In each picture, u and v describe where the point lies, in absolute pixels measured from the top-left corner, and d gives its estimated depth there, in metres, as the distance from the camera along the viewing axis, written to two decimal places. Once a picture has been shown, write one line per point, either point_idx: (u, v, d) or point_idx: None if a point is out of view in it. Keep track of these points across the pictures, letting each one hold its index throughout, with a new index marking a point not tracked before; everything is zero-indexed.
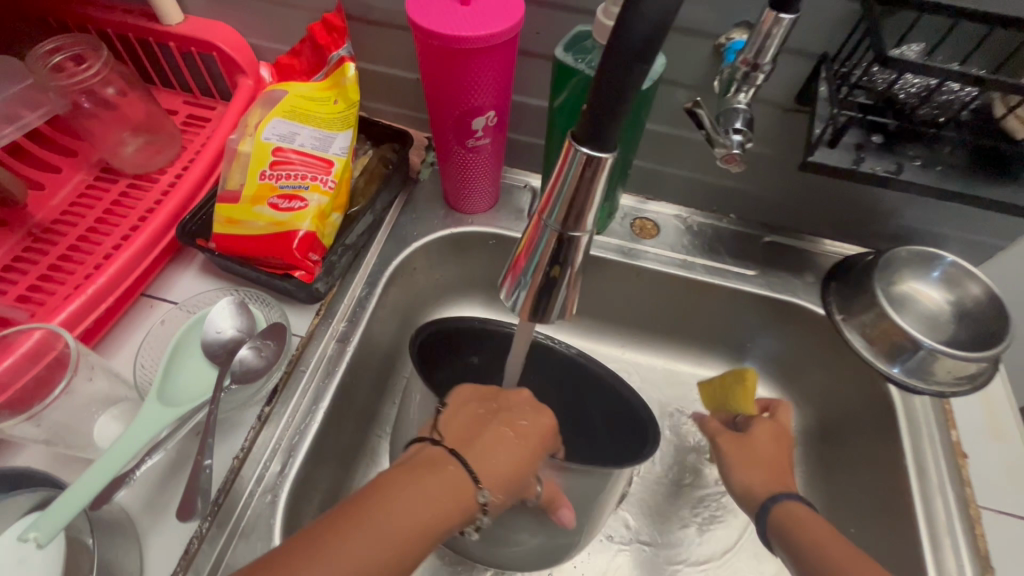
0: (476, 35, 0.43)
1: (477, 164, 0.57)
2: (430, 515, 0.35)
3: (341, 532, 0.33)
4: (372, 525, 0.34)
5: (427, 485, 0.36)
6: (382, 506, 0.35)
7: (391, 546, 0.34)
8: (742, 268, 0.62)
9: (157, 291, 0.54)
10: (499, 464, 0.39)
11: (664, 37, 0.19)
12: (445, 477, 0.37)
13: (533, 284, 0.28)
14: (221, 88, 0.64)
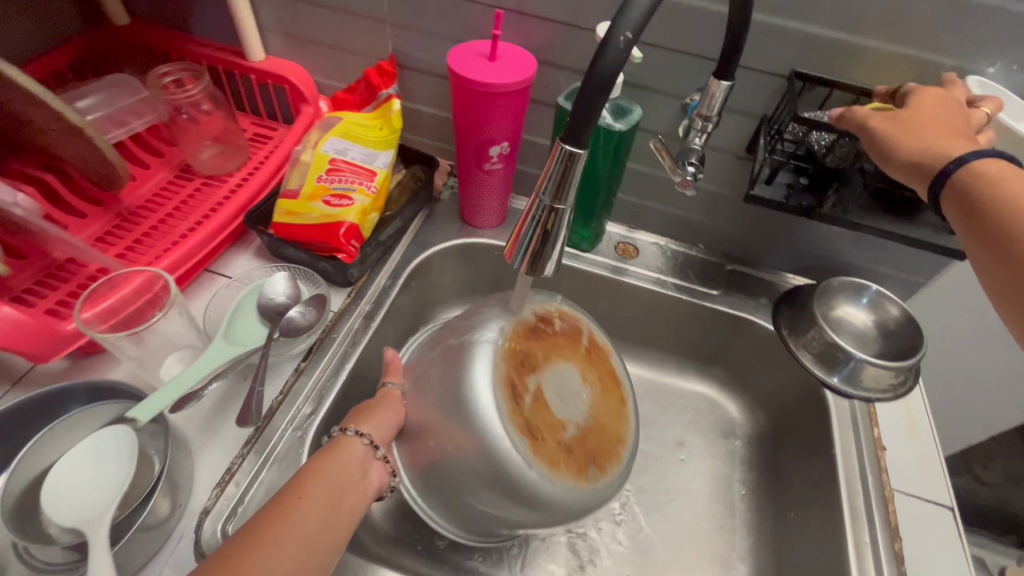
0: (498, 82, 0.56)
1: (490, 185, 0.69)
2: (330, 487, 0.44)
3: (270, 513, 0.40)
4: (291, 502, 0.42)
5: (320, 468, 0.46)
6: (292, 490, 0.43)
7: (312, 506, 0.42)
8: (707, 288, 0.74)
9: (218, 268, 0.65)
10: (363, 417, 0.52)
11: (618, 78, 0.31)
12: (330, 463, 0.47)
13: (531, 243, 0.40)
14: (285, 114, 0.78)
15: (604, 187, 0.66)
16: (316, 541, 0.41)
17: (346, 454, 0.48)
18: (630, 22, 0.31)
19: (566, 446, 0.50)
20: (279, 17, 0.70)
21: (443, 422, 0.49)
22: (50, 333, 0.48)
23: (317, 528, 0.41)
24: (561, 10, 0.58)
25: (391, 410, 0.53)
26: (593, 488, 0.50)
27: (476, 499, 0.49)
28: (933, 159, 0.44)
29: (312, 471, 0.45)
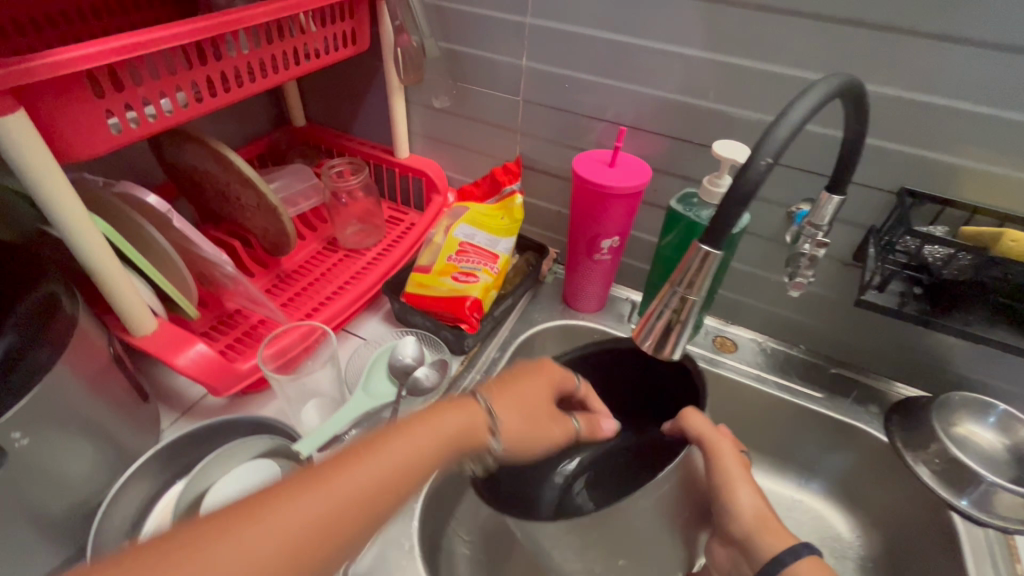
0: (617, 185, 0.64)
1: (596, 272, 0.75)
2: (448, 437, 0.44)
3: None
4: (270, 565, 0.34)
5: (393, 459, 0.41)
6: (304, 515, 0.36)
7: (336, 552, 0.37)
8: (809, 388, 0.72)
9: (352, 328, 0.73)
10: (502, 396, 0.51)
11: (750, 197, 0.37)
12: (389, 458, 0.41)
13: (659, 326, 0.45)
14: (416, 201, 0.90)
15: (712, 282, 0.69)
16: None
17: (455, 417, 0.46)
18: (770, 149, 0.36)
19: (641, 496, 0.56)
20: (426, 124, 0.84)
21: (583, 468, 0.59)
22: (231, 370, 0.57)
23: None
24: (676, 127, 0.67)
25: (526, 390, 0.53)
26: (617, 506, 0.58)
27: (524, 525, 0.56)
28: (332, 510, 0.37)
29: (322, 481, 0.38)
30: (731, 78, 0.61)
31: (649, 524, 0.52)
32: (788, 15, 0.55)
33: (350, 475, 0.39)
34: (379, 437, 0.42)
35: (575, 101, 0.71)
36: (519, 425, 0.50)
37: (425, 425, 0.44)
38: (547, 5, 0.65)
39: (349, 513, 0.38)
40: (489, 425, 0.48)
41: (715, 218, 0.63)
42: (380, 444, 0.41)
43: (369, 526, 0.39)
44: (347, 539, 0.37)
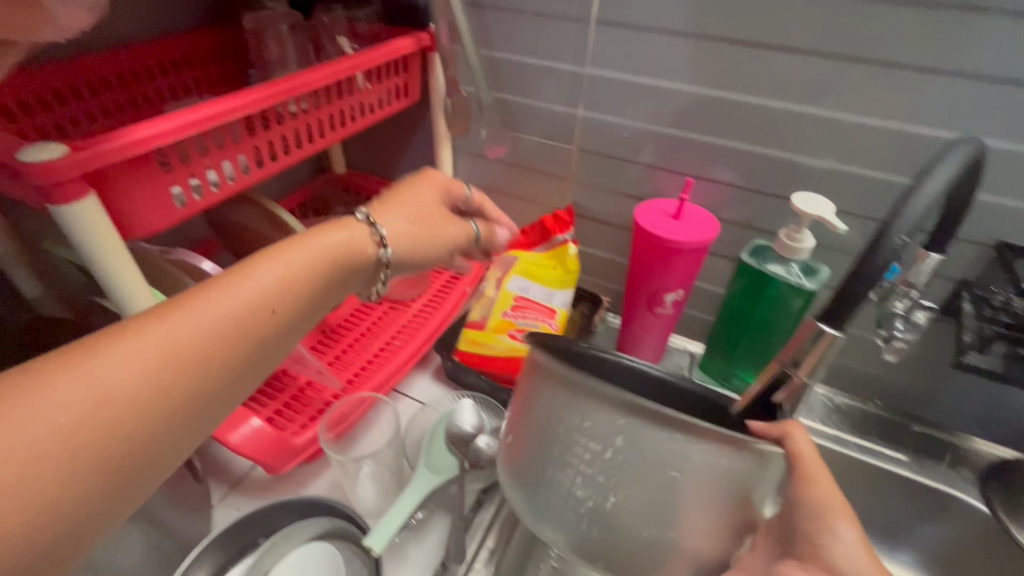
0: (685, 240, 0.61)
1: (656, 325, 0.71)
2: (320, 260, 0.40)
3: (120, 460, 0.30)
4: (163, 415, 0.31)
5: (281, 290, 0.37)
6: (201, 360, 0.33)
7: (211, 408, 0.34)
8: (894, 451, 0.67)
9: (402, 388, 0.69)
10: (393, 202, 0.47)
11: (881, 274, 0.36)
12: (314, 257, 0.40)
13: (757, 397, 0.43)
14: (460, 248, 0.88)
15: (784, 337, 0.65)
16: (111, 504, 0.30)
17: (343, 229, 0.42)
18: (904, 225, 0.35)
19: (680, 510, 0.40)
20: (473, 171, 0.82)
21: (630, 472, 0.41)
22: (287, 447, 0.53)
23: (169, 457, 0.33)
24: (744, 176, 0.64)
25: (418, 196, 0.49)
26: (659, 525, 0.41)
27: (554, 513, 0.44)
28: (186, 338, 0.32)
29: (219, 303, 0.34)
30: (805, 127, 0.58)
31: (691, 494, 0.39)
32: (872, 64, 0.52)
33: (199, 308, 0.33)
34: (277, 255, 0.38)
35: (634, 149, 0.68)
36: (407, 225, 0.46)
37: (297, 245, 0.39)
38: (605, 55, 0.63)
39: (199, 356, 0.33)
40: (380, 239, 0.44)
41: (791, 273, 0.60)
42: (285, 259, 0.38)
43: (263, 342, 0.36)
44: (221, 370, 0.34)
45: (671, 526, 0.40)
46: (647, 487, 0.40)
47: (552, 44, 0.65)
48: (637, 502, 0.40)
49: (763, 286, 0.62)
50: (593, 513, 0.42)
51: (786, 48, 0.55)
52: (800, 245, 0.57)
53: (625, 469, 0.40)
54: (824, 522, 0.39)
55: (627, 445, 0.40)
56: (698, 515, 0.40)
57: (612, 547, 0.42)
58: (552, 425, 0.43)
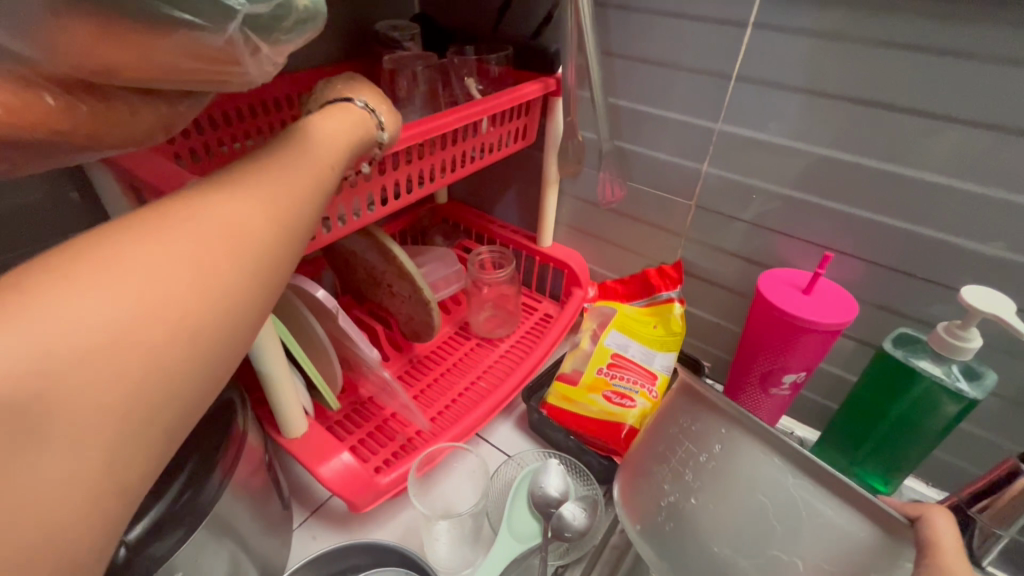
0: (818, 319, 0.54)
1: (764, 404, 0.65)
2: (343, 143, 0.35)
3: (51, 417, 0.18)
4: (125, 346, 0.20)
5: (284, 189, 0.28)
6: (171, 262, 0.22)
7: (207, 341, 0.22)
8: None
9: (484, 432, 0.67)
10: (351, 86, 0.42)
11: None
12: (300, 154, 0.31)
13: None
14: (553, 291, 0.86)
15: (924, 444, 0.56)
16: (69, 506, 0.18)
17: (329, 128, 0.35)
18: None
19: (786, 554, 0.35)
20: (576, 215, 0.80)
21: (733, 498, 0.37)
22: (372, 485, 0.52)
23: (157, 422, 0.21)
24: (892, 255, 0.57)
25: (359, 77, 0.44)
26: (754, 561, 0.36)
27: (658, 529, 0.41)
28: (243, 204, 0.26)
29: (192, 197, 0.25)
30: (979, 210, 0.51)
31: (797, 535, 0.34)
32: None
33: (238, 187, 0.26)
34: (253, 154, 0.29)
35: (761, 212, 0.63)
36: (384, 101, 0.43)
37: (313, 128, 0.34)
38: (743, 112, 0.59)
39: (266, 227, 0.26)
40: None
41: (945, 373, 0.52)
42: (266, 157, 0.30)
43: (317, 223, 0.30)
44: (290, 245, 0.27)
45: (767, 564, 0.35)
46: (734, 507, 0.37)
47: (684, 97, 0.62)
48: (721, 519, 0.37)
49: (904, 384, 0.54)
50: (671, 508, 0.40)
51: (967, 122, 0.48)
52: (965, 344, 0.50)
53: (719, 479, 0.38)
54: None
55: (724, 454, 0.38)
56: (808, 557, 0.34)
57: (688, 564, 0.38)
58: (665, 428, 0.42)
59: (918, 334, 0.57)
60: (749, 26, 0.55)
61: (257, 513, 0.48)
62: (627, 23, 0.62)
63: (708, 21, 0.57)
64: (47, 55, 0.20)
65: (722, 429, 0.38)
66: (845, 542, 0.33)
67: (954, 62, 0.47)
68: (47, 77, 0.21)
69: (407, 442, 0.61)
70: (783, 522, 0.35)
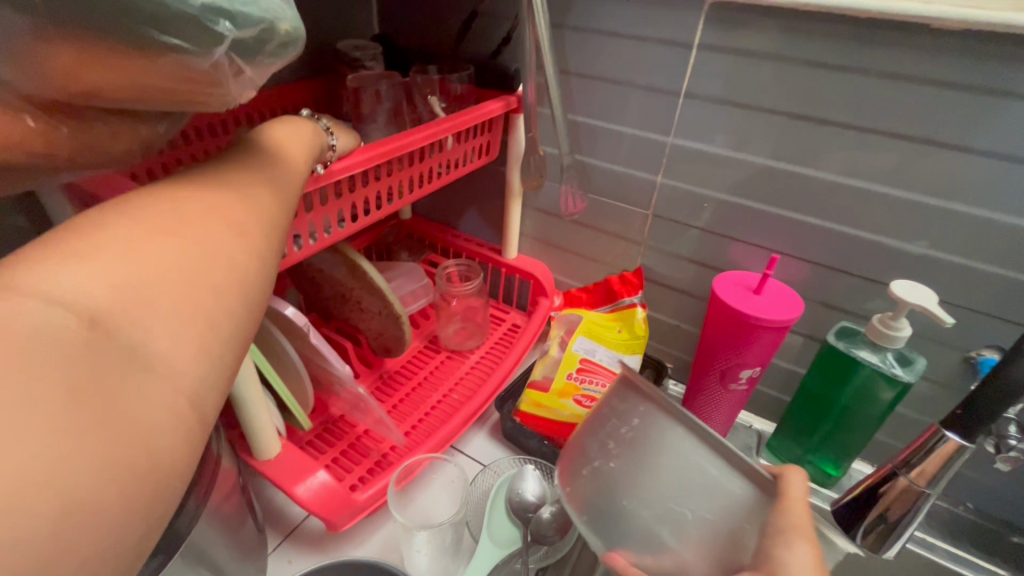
0: (768, 316, 0.59)
1: (725, 400, 0.68)
2: (302, 145, 0.42)
3: (144, 347, 0.23)
4: (185, 290, 0.25)
5: (265, 182, 0.35)
6: (212, 240, 0.28)
7: (244, 301, 0.28)
8: (992, 565, 0.61)
9: (459, 444, 0.67)
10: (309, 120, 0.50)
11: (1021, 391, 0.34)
12: (282, 164, 0.38)
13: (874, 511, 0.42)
14: (520, 302, 0.88)
15: (864, 427, 0.61)
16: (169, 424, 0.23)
17: (304, 147, 0.42)
18: None
19: (683, 512, 0.34)
20: (539, 227, 0.82)
21: (641, 461, 0.36)
22: (350, 502, 0.52)
23: (218, 368, 0.26)
24: (830, 256, 0.62)
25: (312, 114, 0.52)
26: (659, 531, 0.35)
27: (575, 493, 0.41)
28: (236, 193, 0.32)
29: (210, 195, 0.31)
30: (902, 212, 0.56)
31: (699, 503, 0.34)
32: (981, 156, 0.51)
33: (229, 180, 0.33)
34: (246, 160, 0.35)
35: (713, 219, 0.67)
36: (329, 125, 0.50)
37: (273, 134, 0.40)
38: (692, 126, 0.64)
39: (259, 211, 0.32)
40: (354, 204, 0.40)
41: (883, 360, 0.57)
42: (260, 163, 0.36)
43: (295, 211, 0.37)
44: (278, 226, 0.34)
45: (666, 520, 0.35)
46: (646, 470, 0.36)
47: (637, 113, 0.66)
48: (636, 478, 0.36)
49: (846, 372, 0.59)
50: (589, 473, 0.39)
51: (887, 133, 0.54)
52: (896, 333, 0.55)
53: (635, 442, 0.37)
54: (783, 538, 0.31)
55: (640, 421, 0.37)
56: (698, 514, 0.34)
57: (600, 526, 0.38)
58: (598, 406, 0.41)
59: (858, 327, 0.62)
60: (694, 47, 0.59)
61: (230, 539, 0.46)
62: (582, 44, 0.65)
63: (656, 42, 0.61)
64: (33, 75, 0.21)
65: (644, 401, 0.37)
66: (727, 502, 0.33)
67: (873, 80, 0.52)
68: (25, 99, 0.21)
69: (383, 458, 0.61)
70: (682, 480, 0.34)
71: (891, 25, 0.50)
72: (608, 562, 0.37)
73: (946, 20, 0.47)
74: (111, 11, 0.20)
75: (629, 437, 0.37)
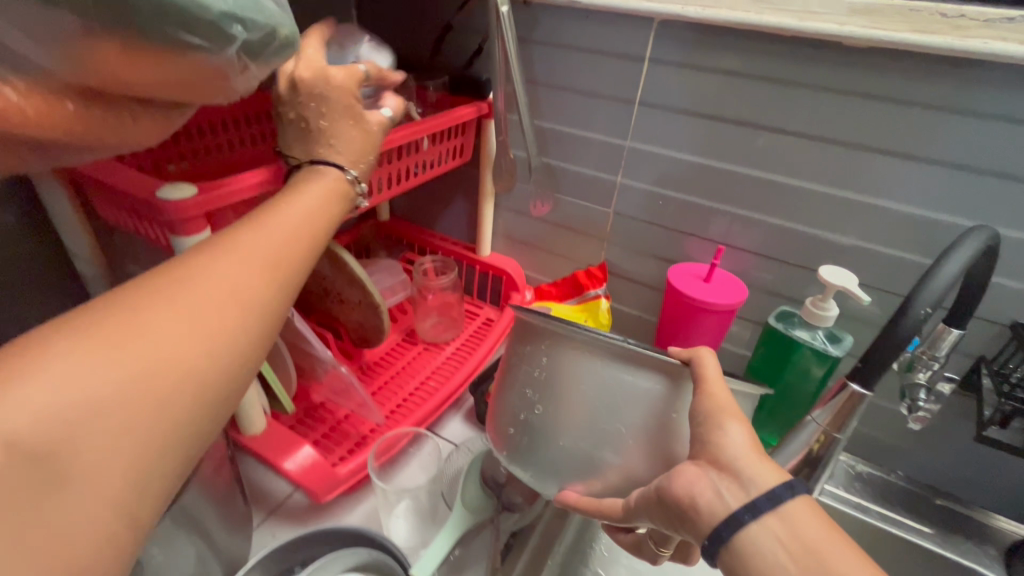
0: (715, 301, 0.65)
1: None
2: (301, 213, 0.42)
3: (74, 465, 0.25)
4: (126, 413, 0.27)
5: (245, 270, 0.35)
6: (166, 333, 0.30)
7: (187, 416, 0.29)
8: (918, 522, 0.67)
9: (436, 427, 0.72)
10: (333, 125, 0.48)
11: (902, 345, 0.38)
12: (273, 242, 0.38)
13: (800, 452, 0.46)
14: (494, 298, 0.93)
15: (803, 392, 0.67)
16: (94, 534, 0.25)
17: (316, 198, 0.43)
18: (928, 300, 0.37)
19: (610, 424, 0.43)
20: (511, 227, 0.88)
21: (565, 396, 0.44)
22: (332, 476, 0.55)
23: (147, 481, 0.28)
24: (771, 247, 0.69)
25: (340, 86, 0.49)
26: (600, 444, 0.43)
27: (521, 445, 0.47)
28: (213, 289, 0.33)
29: (183, 286, 0.32)
30: (830, 206, 0.64)
31: (623, 411, 0.42)
32: (891, 154, 0.58)
33: (208, 271, 0.34)
34: (233, 238, 0.37)
35: (668, 216, 0.74)
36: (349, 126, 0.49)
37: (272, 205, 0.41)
38: (647, 132, 0.70)
39: (230, 308, 0.33)
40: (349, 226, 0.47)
41: (816, 338, 0.63)
42: (246, 242, 0.37)
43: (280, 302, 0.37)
44: (250, 322, 0.34)
45: (602, 441, 0.43)
46: (566, 402, 0.44)
47: (598, 119, 0.72)
48: (559, 417, 0.44)
49: (784, 350, 0.66)
50: (523, 423, 0.47)
51: (812, 136, 0.61)
52: (825, 313, 0.62)
53: (551, 382, 0.45)
54: (717, 425, 0.38)
55: (549, 360, 0.45)
56: (623, 420, 0.42)
57: (550, 461, 0.46)
58: (512, 364, 0.49)
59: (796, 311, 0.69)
60: (647, 60, 0.66)
61: (221, 509, 0.49)
62: (548, 57, 0.72)
63: (613, 55, 0.68)
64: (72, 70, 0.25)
65: (547, 345, 0.45)
66: (642, 399, 0.42)
67: (798, 91, 0.60)
68: (65, 88, 0.25)
69: (362, 439, 0.64)
70: (602, 397, 0.43)
71: (811, 43, 0.57)
72: (563, 499, 0.46)
73: (854, 40, 0.55)
74: (146, 15, 0.24)
75: (546, 376, 0.45)
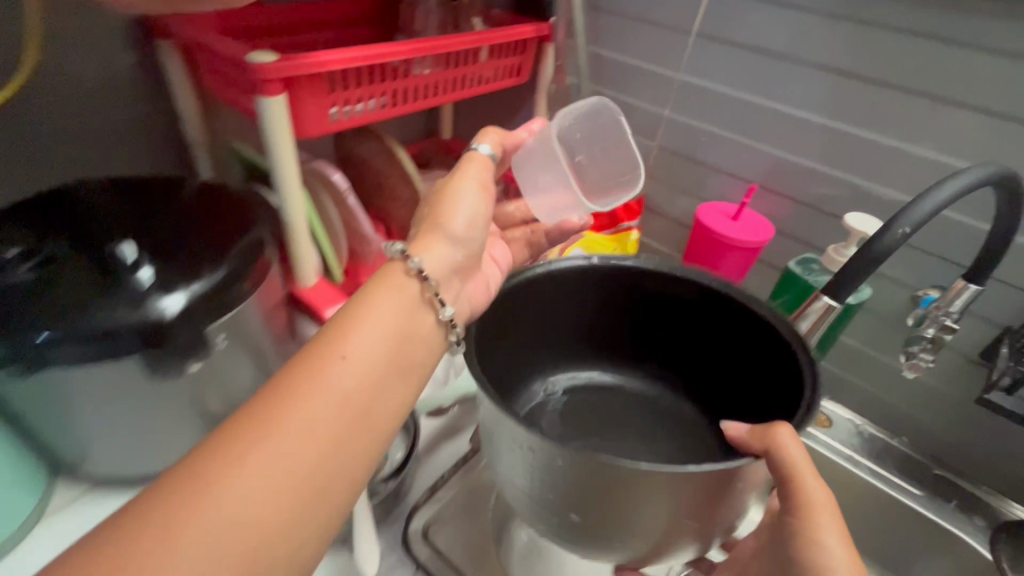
0: (737, 235, 0.67)
1: None
2: (402, 320, 0.39)
3: None
4: (236, 544, 0.30)
5: (343, 390, 0.35)
6: (274, 457, 0.32)
7: (292, 543, 0.32)
8: (910, 485, 0.68)
9: None
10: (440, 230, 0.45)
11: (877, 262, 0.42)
12: (369, 365, 0.37)
13: None
14: None
15: (828, 336, 0.67)
16: None
17: (391, 299, 0.40)
18: (911, 221, 0.41)
19: (666, 519, 0.39)
20: None
21: (601, 500, 0.39)
22: None
23: None
24: (809, 194, 0.69)
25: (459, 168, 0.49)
26: (661, 536, 0.41)
27: (554, 530, 0.44)
28: (308, 425, 0.33)
29: (288, 408, 0.34)
30: (874, 154, 0.63)
31: (678, 509, 0.39)
32: (948, 103, 0.57)
33: (310, 396, 0.34)
34: (332, 351, 0.36)
35: (711, 154, 0.75)
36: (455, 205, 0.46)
37: (382, 303, 0.39)
38: (703, 66, 0.71)
39: (324, 442, 0.34)
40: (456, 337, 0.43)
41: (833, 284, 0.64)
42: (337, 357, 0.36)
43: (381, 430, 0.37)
44: (347, 451, 0.34)
45: (656, 531, 0.41)
46: (601, 503, 0.39)
47: (657, 51, 0.74)
48: (603, 520, 0.40)
49: (801, 294, 0.67)
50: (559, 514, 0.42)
51: (868, 78, 0.61)
52: (847, 260, 0.62)
53: (569, 482, 0.39)
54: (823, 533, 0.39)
55: (563, 466, 0.38)
56: (676, 512, 0.39)
57: (587, 541, 0.43)
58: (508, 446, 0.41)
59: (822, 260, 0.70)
60: None
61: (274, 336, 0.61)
62: None
63: None
64: None
65: (564, 455, 0.37)
66: (698, 490, 0.38)
67: (860, 28, 0.59)
68: None
69: None
70: (629, 508, 0.39)
71: None
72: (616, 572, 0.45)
73: None
74: None
75: (566, 479, 0.39)
